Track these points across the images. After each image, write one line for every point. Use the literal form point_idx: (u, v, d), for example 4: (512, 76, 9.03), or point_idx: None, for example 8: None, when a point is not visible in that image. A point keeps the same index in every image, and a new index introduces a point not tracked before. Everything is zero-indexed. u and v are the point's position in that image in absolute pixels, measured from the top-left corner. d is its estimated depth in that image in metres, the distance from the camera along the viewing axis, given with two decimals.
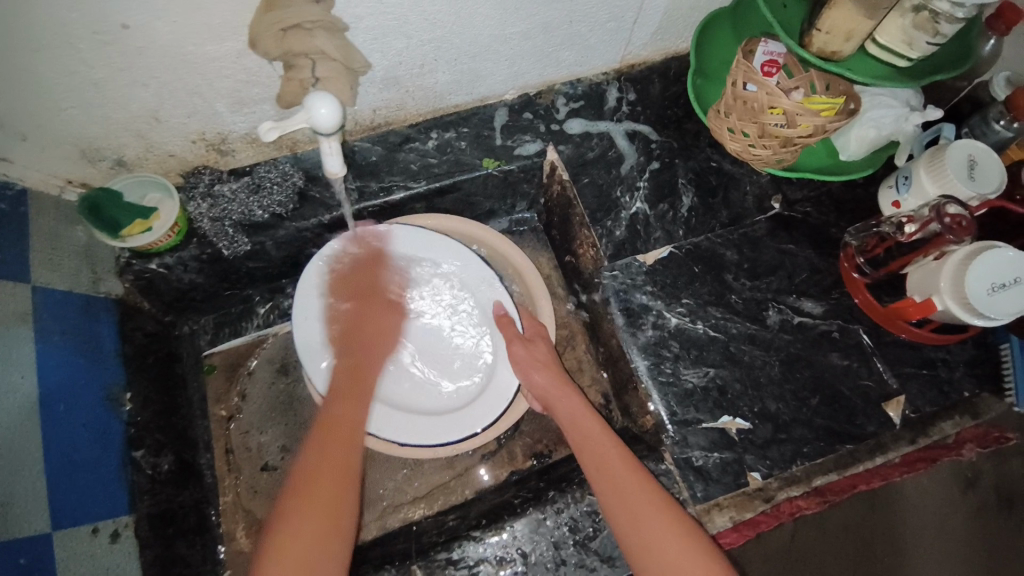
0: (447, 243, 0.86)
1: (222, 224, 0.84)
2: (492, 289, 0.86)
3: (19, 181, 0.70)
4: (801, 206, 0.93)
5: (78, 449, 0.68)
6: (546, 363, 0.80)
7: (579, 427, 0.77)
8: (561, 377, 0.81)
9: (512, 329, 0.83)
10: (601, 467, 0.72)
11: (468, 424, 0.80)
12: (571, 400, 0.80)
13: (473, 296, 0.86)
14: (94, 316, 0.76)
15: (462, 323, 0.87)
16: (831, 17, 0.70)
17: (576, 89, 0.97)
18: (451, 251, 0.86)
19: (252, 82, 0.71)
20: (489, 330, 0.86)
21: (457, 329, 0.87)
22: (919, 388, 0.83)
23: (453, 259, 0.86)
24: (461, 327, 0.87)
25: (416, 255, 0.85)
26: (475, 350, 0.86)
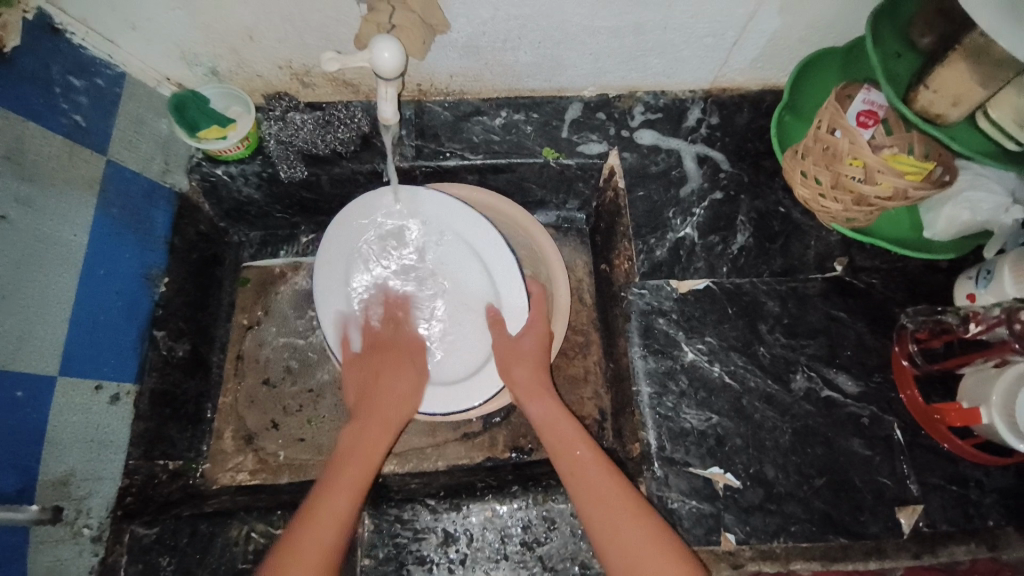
0: (476, 218, 0.83)
1: (286, 148, 0.88)
2: (506, 279, 0.84)
3: (121, 66, 0.77)
4: (867, 276, 0.85)
5: (104, 313, 0.74)
6: (530, 360, 0.80)
7: (552, 426, 0.76)
8: (541, 377, 0.80)
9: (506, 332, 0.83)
10: (570, 466, 0.71)
11: (449, 403, 0.83)
12: (546, 399, 0.78)
13: (492, 278, 0.85)
14: (154, 203, 0.83)
15: (475, 301, 0.87)
16: (941, 76, 0.65)
17: (658, 100, 0.94)
18: (477, 225, 0.84)
19: (341, 21, 0.74)
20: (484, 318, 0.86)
21: (470, 306, 0.87)
22: (941, 500, 0.75)
23: (481, 235, 0.84)
24: (468, 306, 0.87)
25: (445, 222, 0.84)
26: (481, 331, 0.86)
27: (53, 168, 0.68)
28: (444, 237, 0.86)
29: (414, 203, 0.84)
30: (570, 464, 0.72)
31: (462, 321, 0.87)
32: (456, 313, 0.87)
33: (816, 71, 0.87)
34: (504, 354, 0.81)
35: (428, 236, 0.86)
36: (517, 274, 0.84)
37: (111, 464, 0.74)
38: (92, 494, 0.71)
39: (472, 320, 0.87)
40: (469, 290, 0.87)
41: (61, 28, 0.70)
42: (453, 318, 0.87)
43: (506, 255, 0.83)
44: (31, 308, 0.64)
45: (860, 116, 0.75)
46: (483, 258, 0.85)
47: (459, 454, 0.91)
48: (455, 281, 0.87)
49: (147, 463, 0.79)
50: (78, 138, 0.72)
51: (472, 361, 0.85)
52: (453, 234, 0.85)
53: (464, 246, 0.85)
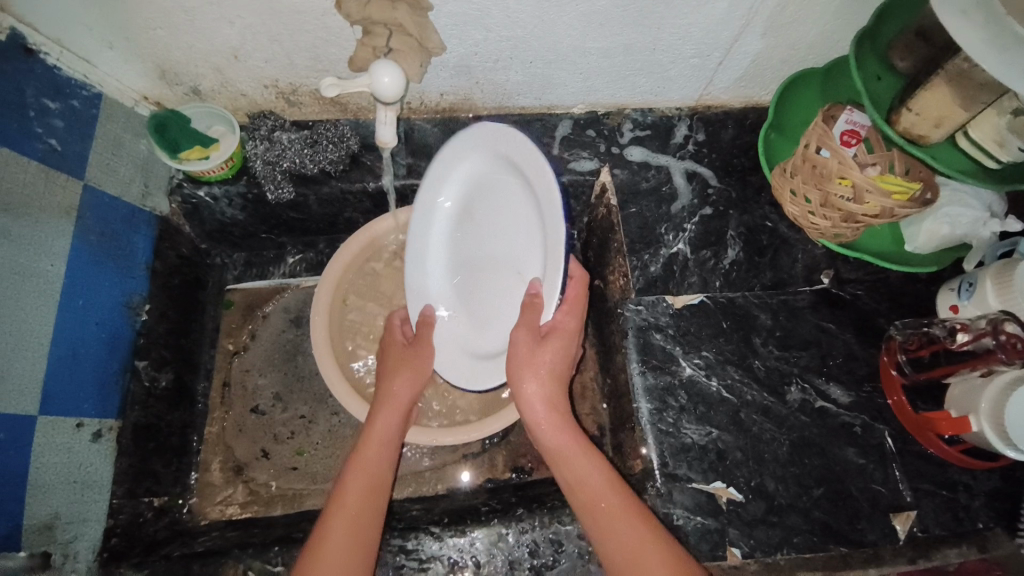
0: (544, 179, 0.66)
1: (273, 168, 0.85)
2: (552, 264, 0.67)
3: (98, 85, 0.74)
4: (852, 287, 0.89)
5: (85, 347, 0.70)
6: (553, 374, 0.73)
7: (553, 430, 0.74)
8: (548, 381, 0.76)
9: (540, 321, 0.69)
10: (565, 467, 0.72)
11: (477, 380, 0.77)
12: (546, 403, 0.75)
13: (546, 253, 0.68)
14: (134, 227, 0.79)
15: (528, 271, 0.72)
16: (926, 100, 0.68)
17: (646, 117, 0.95)
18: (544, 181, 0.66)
19: (331, 41, 0.72)
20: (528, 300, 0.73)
21: (523, 274, 0.73)
22: (930, 505, 0.78)
23: (546, 197, 0.66)
24: (521, 275, 0.73)
25: (522, 168, 0.69)
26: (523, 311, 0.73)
27: (28, 195, 0.64)
28: (518, 188, 0.71)
29: (497, 140, 0.71)
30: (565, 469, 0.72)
31: (509, 290, 0.75)
32: (507, 278, 0.75)
33: (796, 90, 0.90)
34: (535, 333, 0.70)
35: (503, 182, 0.72)
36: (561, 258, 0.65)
37: (96, 506, 0.70)
38: (79, 537, 0.67)
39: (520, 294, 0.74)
40: (524, 257, 0.72)
41: (35, 49, 0.67)
42: (510, 281, 0.75)
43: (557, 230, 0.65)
44: (6, 346, 0.60)
45: (844, 135, 0.78)
46: (543, 226, 0.69)
47: (459, 477, 0.90)
48: (517, 246, 0.73)
49: (132, 502, 0.75)
50: (54, 162, 0.68)
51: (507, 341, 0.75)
52: (523, 186, 0.70)
53: (532, 206, 0.70)
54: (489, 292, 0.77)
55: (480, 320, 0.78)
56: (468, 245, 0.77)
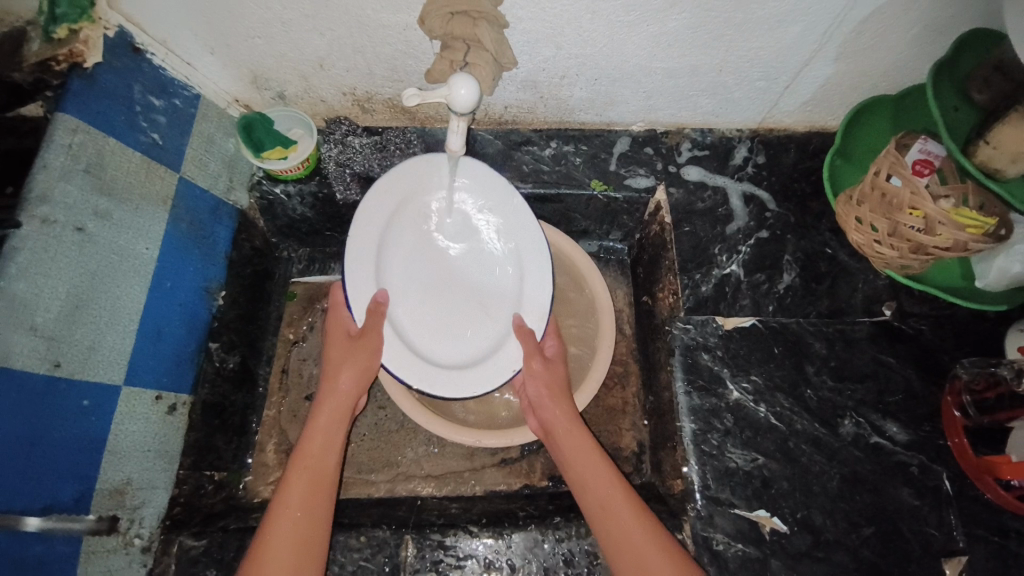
0: (531, 227, 0.81)
1: (343, 170, 0.92)
2: (537, 299, 0.80)
3: (197, 87, 0.81)
4: (915, 321, 0.85)
5: (167, 325, 0.77)
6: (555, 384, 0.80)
7: (579, 466, 0.73)
8: (573, 415, 0.78)
9: (532, 342, 0.78)
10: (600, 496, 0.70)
11: (472, 388, 0.75)
12: (576, 435, 0.76)
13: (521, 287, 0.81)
14: (218, 219, 0.86)
15: (494, 304, 0.81)
16: (1004, 133, 0.66)
17: (705, 137, 0.95)
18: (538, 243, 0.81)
19: (409, 54, 0.77)
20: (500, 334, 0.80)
21: (488, 303, 0.81)
22: (991, 556, 0.74)
23: (531, 243, 0.81)
24: (490, 307, 0.81)
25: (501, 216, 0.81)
26: (486, 336, 0.79)
27: (131, 184, 0.71)
28: (496, 237, 0.82)
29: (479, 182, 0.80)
30: (602, 514, 0.68)
31: (465, 313, 0.80)
32: (470, 307, 0.80)
33: (866, 118, 0.87)
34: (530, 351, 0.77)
35: (481, 225, 0.81)
36: (546, 293, 0.80)
37: (164, 474, 0.75)
38: (146, 503, 0.72)
39: (489, 324, 0.80)
40: (494, 291, 0.81)
41: (142, 48, 0.73)
42: (472, 310, 0.80)
43: (546, 280, 0.81)
44: (101, 320, 0.67)
45: (917, 165, 0.76)
46: (521, 275, 0.82)
47: (496, 479, 0.91)
48: (482, 275, 0.81)
49: (195, 474, 0.81)
50: (155, 155, 0.75)
51: (466, 356, 0.78)
52: (502, 229, 0.82)
53: (509, 257, 0.82)
54: (450, 316, 0.79)
55: (441, 331, 0.78)
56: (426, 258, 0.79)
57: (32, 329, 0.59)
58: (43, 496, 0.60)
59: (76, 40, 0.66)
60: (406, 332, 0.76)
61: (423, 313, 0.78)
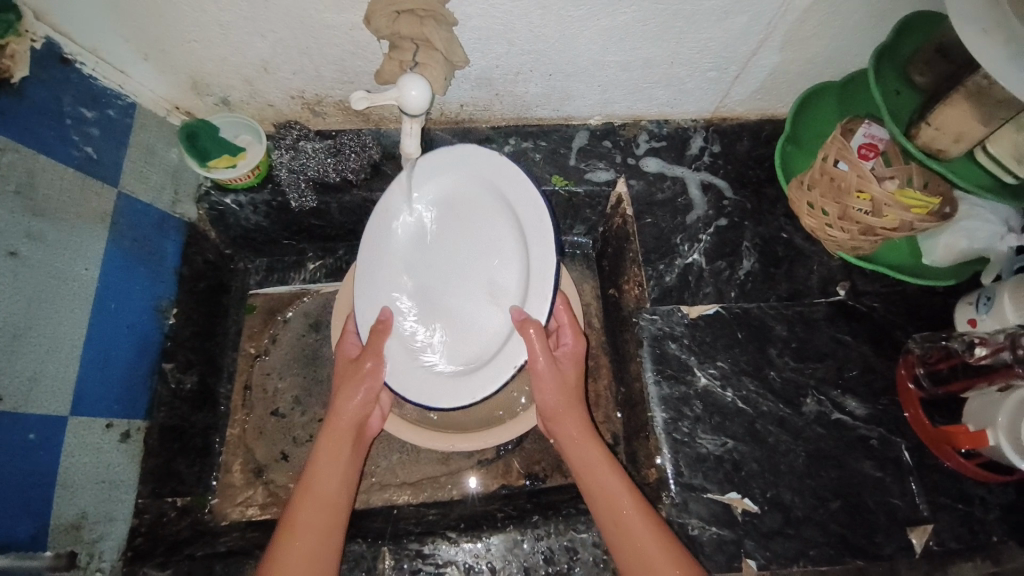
0: (528, 199, 0.71)
1: (297, 177, 0.88)
2: (543, 280, 0.70)
3: (132, 96, 0.77)
4: (868, 299, 0.88)
5: (115, 349, 0.73)
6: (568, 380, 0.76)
7: (592, 476, 0.73)
8: (584, 422, 0.76)
9: (537, 335, 0.69)
10: (604, 500, 0.70)
11: (466, 394, 0.70)
12: (591, 446, 0.74)
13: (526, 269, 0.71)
14: (165, 233, 0.82)
15: (504, 287, 0.73)
16: (943, 114, 0.68)
17: (662, 128, 0.96)
18: (536, 208, 0.71)
19: (358, 54, 0.75)
20: (506, 328, 0.72)
21: (493, 294, 0.73)
22: (947, 519, 0.77)
23: (531, 216, 0.71)
24: (496, 300, 0.73)
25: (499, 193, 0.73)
26: (498, 326, 0.73)
27: (65, 202, 0.67)
28: (495, 211, 0.73)
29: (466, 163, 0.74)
30: (613, 523, 0.69)
31: (474, 306, 0.74)
32: (475, 303, 0.74)
33: (815, 105, 0.90)
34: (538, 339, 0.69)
35: (476, 203, 0.74)
36: (551, 273, 0.70)
37: (123, 505, 0.72)
38: (105, 535, 0.69)
39: (496, 318, 0.73)
40: (499, 278, 0.73)
41: (71, 58, 0.69)
42: (476, 306, 0.74)
43: (548, 247, 0.70)
44: (42, 348, 0.62)
45: (862, 148, 0.79)
46: (524, 246, 0.71)
47: (473, 482, 0.91)
48: (486, 263, 0.74)
49: (156, 501, 0.77)
50: (90, 169, 0.71)
51: (471, 358, 0.73)
52: (501, 207, 0.73)
53: (511, 228, 0.72)
54: (454, 318, 0.75)
55: (445, 335, 0.74)
56: (428, 258, 0.75)
57: None
58: None
59: (3, 54, 0.62)
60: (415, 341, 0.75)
61: (424, 319, 0.75)
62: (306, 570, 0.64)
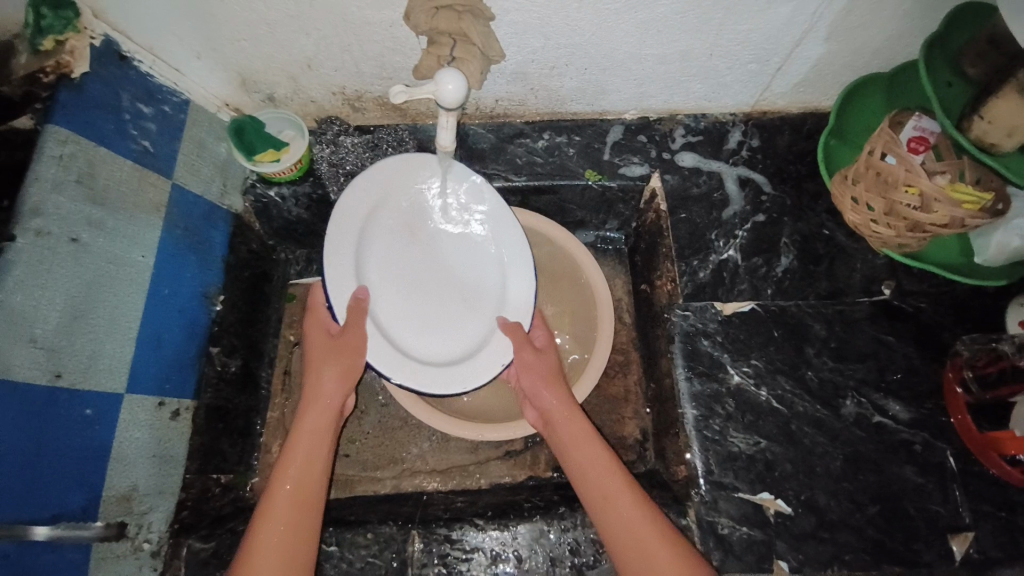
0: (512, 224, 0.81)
1: (337, 170, 0.92)
2: (521, 296, 0.81)
3: (185, 92, 0.81)
4: (915, 299, 0.85)
5: (167, 332, 0.77)
6: (551, 370, 0.80)
7: (579, 460, 0.72)
8: (570, 402, 0.78)
9: (523, 337, 0.78)
10: (597, 488, 0.70)
11: (460, 382, 0.75)
12: (575, 421, 0.76)
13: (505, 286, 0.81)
14: (213, 223, 0.86)
15: (473, 297, 0.81)
16: (998, 107, 0.65)
17: (699, 122, 0.95)
18: (515, 235, 0.81)
19: (397, 50, 0.77)
20: (484, 332, 0.79)
21: (471, 302, 0.80)
22: (996, 531, 0.74)
23: (514, 241, 0.81)
24: (473, 306, 0.80)
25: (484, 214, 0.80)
26: (467, 330, 0.79)
27: (124, 193, 0.71)
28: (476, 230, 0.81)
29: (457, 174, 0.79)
30: (602, 505, 0.68)
31: (447, 308, 0.79)
32: (453, 306, 0.80)
33: (860, 96, 0.87)
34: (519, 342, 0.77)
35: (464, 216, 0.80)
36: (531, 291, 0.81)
37: (171, 478, 0.76)
38: (152, 509, 0.73)
39: (473, 323, 0.80)
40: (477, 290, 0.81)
41: (129, 56, 0.73)
42: (454, 309, 0.79)
43: (528, 267, 0.81)
44: (101, 329, 0.67)
45: (911, 142, 0.76)
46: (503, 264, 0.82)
47: (501, 472, 0.92)
48: (466, 275, 0.81)
49: (201, 478, 0.81)
50: (146, 162, 0.75)
51: (451, 353, 0.77)
52: (484, 227, 0.81)
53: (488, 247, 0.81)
54: (433, 315, 0.78)
55: (424, 329, 0.77)
56: (406, 254, 0.78)
57: (32, 341, 0.59)
58: (51, 505, 0.61)
59: (63, 50, 0.66)
60: (391, 330, 0.75)
61: (405, 310, 0.77)
62: (286, 546, 0.64)
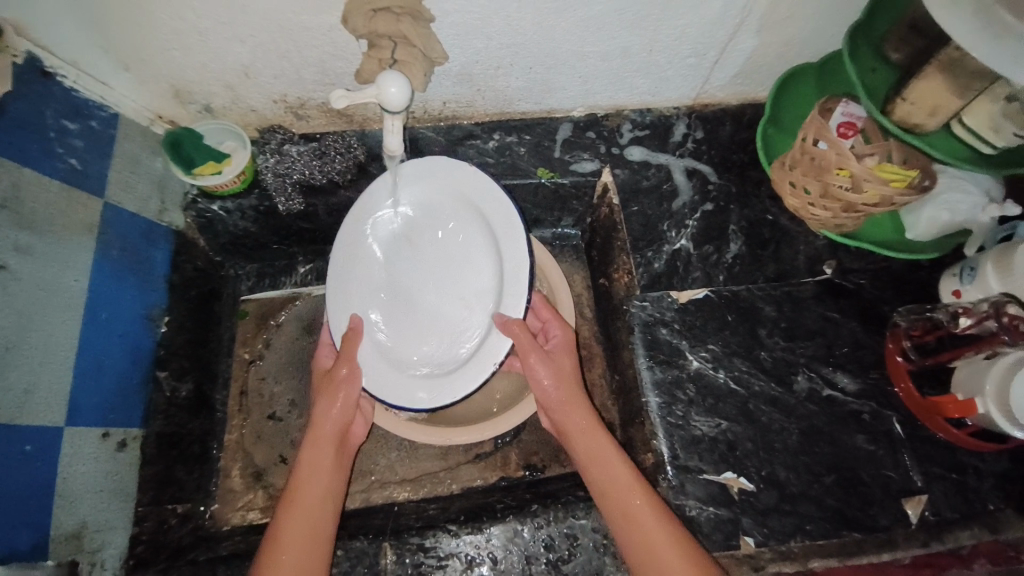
0: (499, 203, 0.74)
1: (283, 181, 0.89)
2: (516, 277, 0.72)
3: (114, 107, 0.77)
4: (855, 277, 0.89)
5: (109, 358, 0.73)
6: (564, 373, 0.77)
7: (598, 468, 0.72)
8: (589, 411, 0.76)
9: (523, 331, 0.72)
10: (617, 504, 0.69)
11: (452, 392, 0.72)
12: (597, 432, 0.75)
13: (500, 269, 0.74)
14: (153, 242, 0.82)
15: (474, 292, 0.76)
16: (917, 89, 0.69)
17: (645, 117, 0.97)
18: (506, 212, 0.73)
19: (337, 55, 0.75)
20: (485, 327, 0.74)
21: (470, 297, 0.76)
22: (942, 489, 0.78)
23: (501, 220, 0.74)
24: (472, 301, 0.76)
25: (471, 204, 0.76)
26: (471, 327, 0.75)
27: (52, 214, 0.67)
28: (467, 221, 0.77)
29: (438, 170, 0.77)
30: (624, 517, 0.68)
31: (449, 310, 0.77)
32: (452, 307, 0.77)
33: (794, 86, 0.91)
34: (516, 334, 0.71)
35: (450, 214, 0.77)
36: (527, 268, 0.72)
37: (122, 512, 0.72)
38: (105, 545, 0.69)
39: (474, 319, 0.75)
40: (474, 282, 0.76)
41: (52, 71, 0.69)
42: (453, 310, 0.77)
43: (519, 241, 0.72)
44: (36, 359, 0.63)
45: (841, 127, 0.80)
46: (496, 245, 0.74)
47: (473, 476, 0.91)
48: (462, 272, 0.77)
49: (156, 509, 0.77)
50: (75, 181, 0.71)
51: (452, 359, 0.75)
52: (472, 215, 0.76)
53: (482, 232, 0.75)
54: (432, 324, 0.78)
55: (424, 340, 0.77)
56: (405, 269, 0.79)
57: None
58: (2, 541, 0.57)
59: None
60: (389, 346, 0.77)
61: (403, 326, 0.78)
62: None
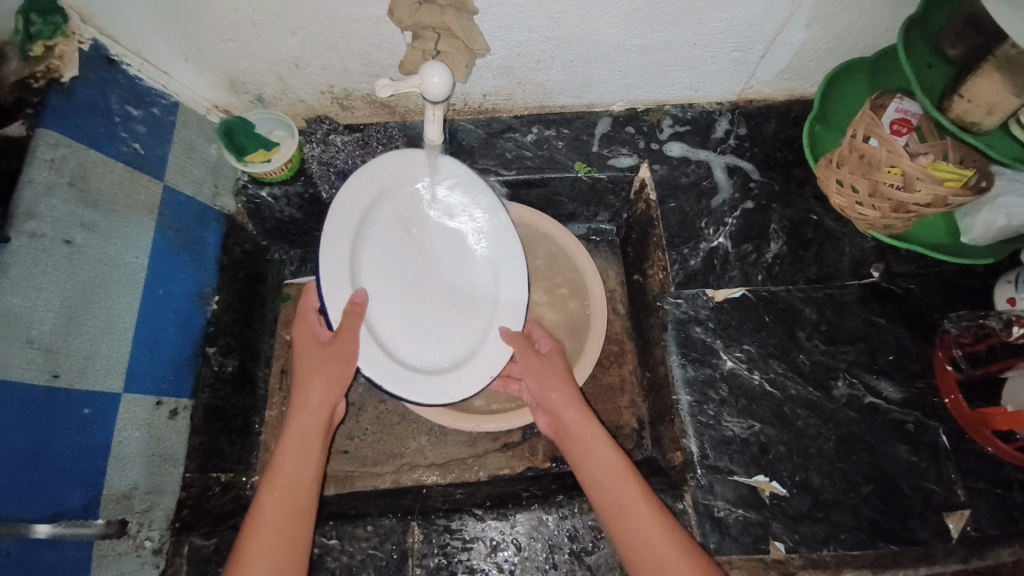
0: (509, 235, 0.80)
1: (328, 169, 0.92)
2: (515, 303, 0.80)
3: (174, 95, 0.82)
4: (903, 281, 0.86)
5: (162, 332, 0.77)
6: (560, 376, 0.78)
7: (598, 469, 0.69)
8: (583, 409, 0.75)
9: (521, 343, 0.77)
10: (613, 508, 0.67)
11: (448, 392, 0.74)
12: (589, 426, 0.73)
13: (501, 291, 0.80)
14: (205, 224, 0.87)
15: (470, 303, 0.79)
16: (977, 85, 0.66)
17: (686, 112, 0.96)
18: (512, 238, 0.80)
19: (381, 47, 0.77)
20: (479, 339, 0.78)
21: (465, 308, 0.79)
22: (989, 506, 0.75)
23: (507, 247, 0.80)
24: (468, 314, 0.79)
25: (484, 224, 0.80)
26: (464, 336, 0.78)
27: (115, 194, 0.72)
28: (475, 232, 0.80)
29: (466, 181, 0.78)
30: (617, 515, 0.66)
31: (444, 312, 0.77)
32: (448, 311, 0.78)
33: (844, 80, 0.88)
34: (518, 347, 0.77)
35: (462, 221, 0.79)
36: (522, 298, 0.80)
37: (169, 477, 0.77)
38: (155, 506, 0.74)
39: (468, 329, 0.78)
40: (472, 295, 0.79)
41: (118, 59, 0.74)
42: (450, 315, 0.78)
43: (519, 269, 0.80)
44: (97, 329, 0.67)
45: (894, 124, 0.77)
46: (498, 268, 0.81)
47: (500, 465, 0.93)
48: (462, 282, 0.79)
49: (201, 476, 0.82)
50: (137, 165, 0.75)
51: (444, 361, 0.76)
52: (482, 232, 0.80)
53: (488, 253, 0.80)
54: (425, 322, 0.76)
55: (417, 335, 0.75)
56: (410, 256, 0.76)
57: (30, 342, 0.60)
58: (52, 504, 0.61)
59: (52, 55, 0.66)
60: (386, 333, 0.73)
61: (399, 315, 0.74)
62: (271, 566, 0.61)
